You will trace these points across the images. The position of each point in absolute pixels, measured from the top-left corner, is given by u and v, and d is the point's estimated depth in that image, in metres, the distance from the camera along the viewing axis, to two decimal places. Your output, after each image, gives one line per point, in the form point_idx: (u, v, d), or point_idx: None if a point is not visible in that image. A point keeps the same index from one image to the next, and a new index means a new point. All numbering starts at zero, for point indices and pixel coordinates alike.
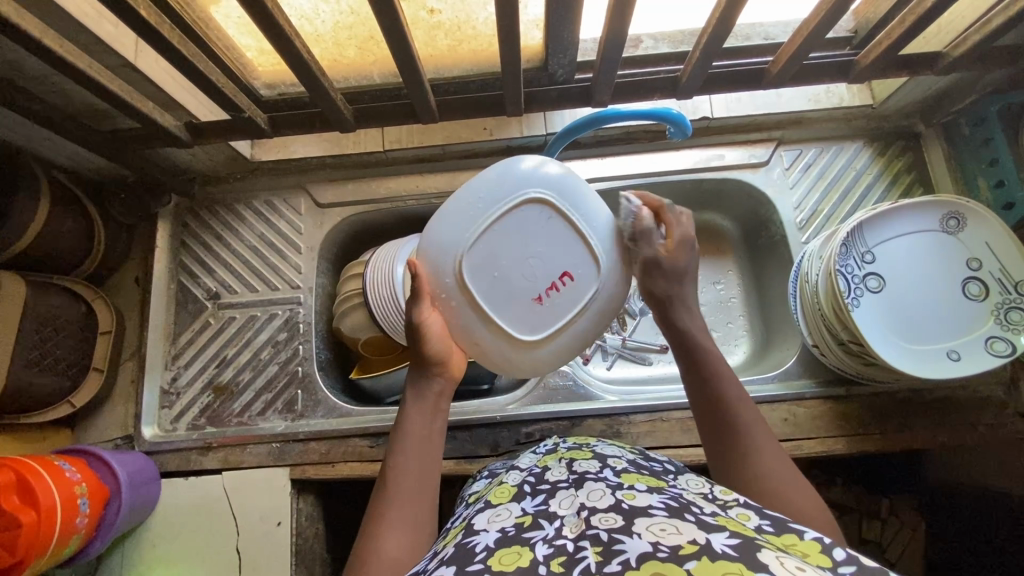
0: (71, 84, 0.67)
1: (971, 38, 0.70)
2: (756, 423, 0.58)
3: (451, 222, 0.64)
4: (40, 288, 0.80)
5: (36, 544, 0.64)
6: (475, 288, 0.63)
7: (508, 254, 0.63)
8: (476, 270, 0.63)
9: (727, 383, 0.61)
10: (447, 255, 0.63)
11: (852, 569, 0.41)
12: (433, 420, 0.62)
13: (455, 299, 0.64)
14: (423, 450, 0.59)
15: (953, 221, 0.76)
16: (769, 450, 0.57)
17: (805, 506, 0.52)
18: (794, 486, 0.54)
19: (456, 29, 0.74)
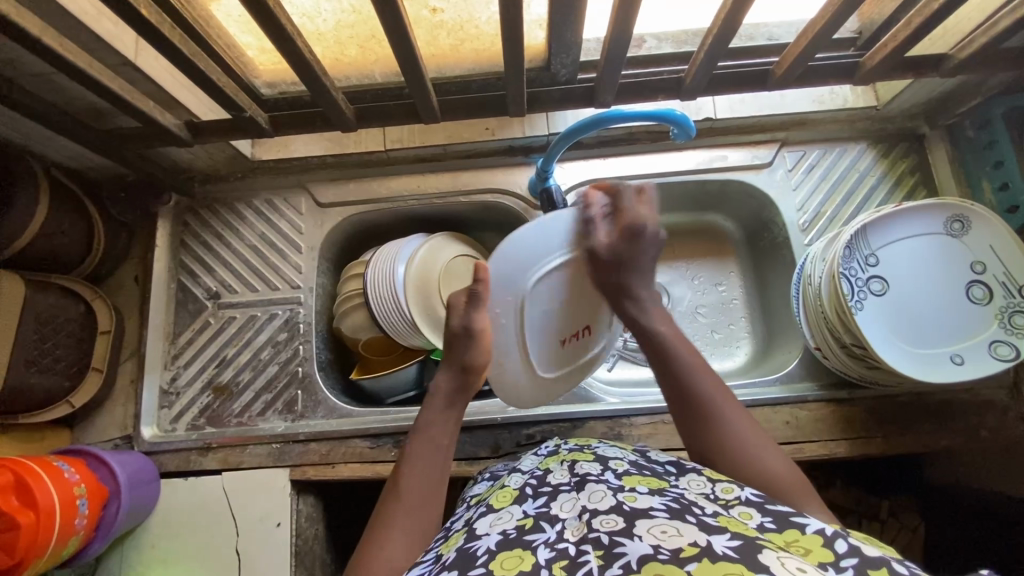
0: (70, 82, 0.67)
1: (977, 40, 0.70)
2: (719, 388, 0.64)
3: (530, 243, 0.68)
4: (40, 287, 0.79)
5: (35, 545, 0.64)
6: (528, 315, 0.72)
7: (559, 294, 0.72)
8: (534, 300, 0.71)
9: (687, 357, 0.66)
10: (517, 282, 0.69)
11: (855, 561, 0.41)
12: (451, 431, 0.67)
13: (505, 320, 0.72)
14: (439, 457, 0.64)
15: (957, 224, 0.76)
16: (735, 413, 0.62)
17: (776, 465, 0.58)
18: (762, 446, 0.59)
19: (458, 29, 0.73)
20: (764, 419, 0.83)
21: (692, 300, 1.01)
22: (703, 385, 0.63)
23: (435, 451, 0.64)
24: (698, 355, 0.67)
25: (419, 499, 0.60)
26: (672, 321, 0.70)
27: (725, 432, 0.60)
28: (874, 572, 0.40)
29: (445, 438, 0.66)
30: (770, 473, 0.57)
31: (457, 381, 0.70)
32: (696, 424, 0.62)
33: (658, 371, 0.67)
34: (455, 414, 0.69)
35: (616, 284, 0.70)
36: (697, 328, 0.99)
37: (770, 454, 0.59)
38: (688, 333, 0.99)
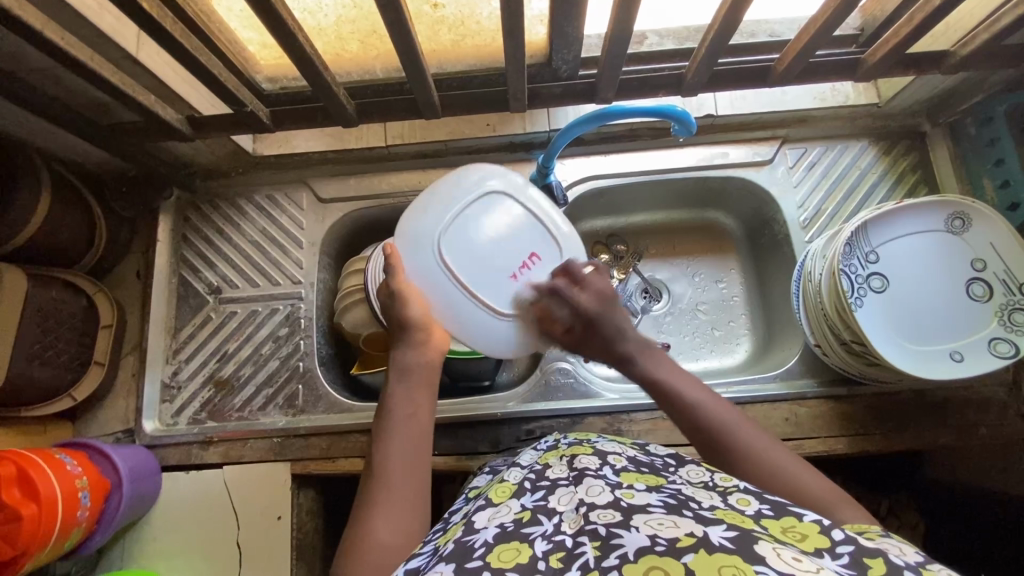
0: (73, 77, 0.67)
1: (979, 37, 0.70)
2: (732, 417, 0.61)
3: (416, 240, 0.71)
4: (42, 281, 0.80)
5: (37, 537, 0.64)
6: (455, 266, 0.70)
7: (470, 239, 0.71)
8: (454, 248, 0.70)
9: (688, 391, 0.64)
10: (427, 235, 0.70)
11: (851, 548, 0.42)
12: (418, 399, 0.65)
13: (436, 279, 0.70)
14: (409, 427, 0.62)
15: (958, 221, 0.76)
16: (753, 435, 0.60)
17: (812, 480, 0.55)
18: (796, 466, 0.57)
19: (459, 24, 0.73)
20: (764, 416, 0.84)
21: (692, 298, 1.01)
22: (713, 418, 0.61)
23: (406, 423, 0.63)
24: (699, 385, 0.65)
25: (398, 474, 0.59)
26: (670, 364, 0.68)
27: (747, 459, 0.58)
28: (869, 561, 0.41)
29: (413, 407, 0.64)
30: (809, 488, 0.55)
31: (409, 351, 0.68)
32: (723, 459, 0.59)
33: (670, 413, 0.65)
34: (424, 379, 0.66)
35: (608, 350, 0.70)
36: (698, 325, 0.99)
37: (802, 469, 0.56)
38: (688, 330, 0.99)
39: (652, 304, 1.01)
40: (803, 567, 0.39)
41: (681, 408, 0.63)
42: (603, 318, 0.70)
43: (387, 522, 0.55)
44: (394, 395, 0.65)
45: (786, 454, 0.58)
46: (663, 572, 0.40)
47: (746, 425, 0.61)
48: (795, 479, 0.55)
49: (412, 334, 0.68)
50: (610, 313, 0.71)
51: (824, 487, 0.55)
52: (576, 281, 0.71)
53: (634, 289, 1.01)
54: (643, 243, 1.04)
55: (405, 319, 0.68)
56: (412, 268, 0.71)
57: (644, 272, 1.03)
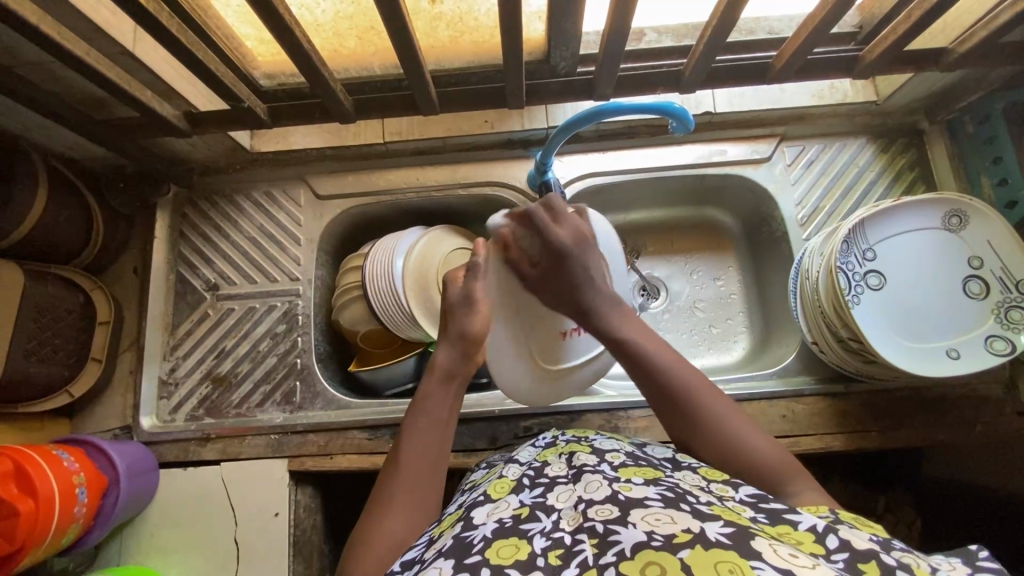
0: (69, 72, 0.67)
1: (978, 34, 0.70)
2: (695, 380, 0.62)
3: (517, 252, 0.68)
4: (39, 277, 0.80)
5: (35, 533, 0.64)
6: (528, 309, 0.71)
7: (555, 293, 0.71)
8: (535, 294, 0.71)
9: (652, 352, 0.64)
10: (521, 272, 0.69)
11: (846, 556, 0.42)
12: (449, 406, 0.65)
13: (508, 312, 0.71)
14: (436, 433, 0.62)
15: (955, 219, 0.76)
16: (714, 402, 0.61)
17: (766, 450, 0.58)
18: (749, 434, 0.59)
19: (457, 20, 0.73)
20: (761, 413, 0.84)
21: (690, 295, 1.01)
22: (671, 386, 0.62)
23: (436, 427, 0.63)
24: (667, 347, 0.65)
25: (417, 479, 0.59)
26: (636, 321, 0.67)
27: (711, 430, 0.60)
28: (864, 565, 0.41)
29: (443, 413, 0.64)
30: (764, 462, 0.57)
31: (457, 356, 0.66)
32: (679, 425, 0.61)
33: (635, 376, 0.64)
34: (457, 386, 0.66)
35: (572, 300, 0.68)
36: (695, 322, 1.00)
37: (754, 437, 0.59)
38: (686, 328, 0.99)
39: (650, 302, 1.01)
40: (799, 563, 0.39)
41: (643, 374, 0.63)
42: (571, 257, 0.67)
43: (397, 523, 0.56)
44: (428, 395, 0.64)
45: (742, 418, 0.60)
46: (661, 569, 0.40)
47: (708, 392, 0.61)
48: (750, 448, 0.58)
49: (470, 347, 0.66)
50: (582, 251, 0.68)
51: (773, 454, 0.58)
52: (556, 217, 0.69)
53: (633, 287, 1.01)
54: (641, 241, 1.04)
55: (465, 333, 0.66)
56: (499, 293, 0.70)
57: (642, 270, 1.03)
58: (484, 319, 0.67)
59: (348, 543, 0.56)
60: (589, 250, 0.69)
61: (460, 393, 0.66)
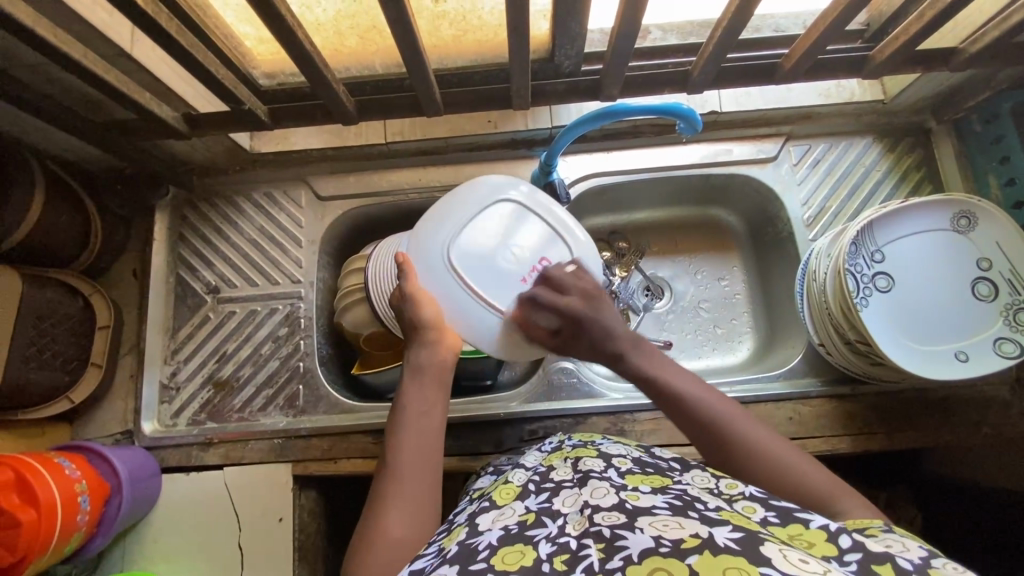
0: (65, 73, 0.65)
1: (988, 34, 0.69)
2: (728, 408, 0.63)
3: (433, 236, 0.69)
4: (38, 281, 0.78)
5: (38, 542, 0.64)
6: (465, 273, 0.69)
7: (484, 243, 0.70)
8: (464, 256, 0.69)
9: (690, 389, 0.64)
10: (436, 243, 0.69)
11: (858, 556, 0.42)
12: (431, 399, 0.65)
13: (445, 285, 0.68)
14: (421, 428, 0.63)
15: (964, 220, 0.75)
16: (756, 430, 0.60)
17: (818, 475, 0.56)
18: (798, 460, 0.58)
19: (461, 19, 0.72)
20: (767, 415, 0.83)
21: (694, 295, 1.00)
22: (719, 414, 0.61)
23: (420, 420, 0.64)
24: (701, 382, 0.65)
25: (411, 471, 0.60)
26: (662, 358, 0.69)
27: (759, 464, 0.58)
28: (878, 567, 0.41)
29: (424, 405, 0.65)
30: (818, 490, 0.56)
31: (425, 350, 0.67)
32: (722, 458, 0.60)
33: (674, 415, 0.64)
34: (435, 378, 0.67)
35: (595, 350, 0.70)
36: (700, 323, 0.99)
37: (810, 468, 0.57)
38: (690, 328, 0.99)
39: (654, 302, 1.00)
40: (810, 569, 0.39)
41: (684, 410, 0.63)
42: (585, 318, 0.69)
43: (399, 517, 0.57)
44: (406, 394, 0.66)
45: (782, 443, 0.60)
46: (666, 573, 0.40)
47: (748, 422, 0.61)
48: (798, 471, 0.57)
49: (425, 334, 0.67)
50: (597, 312, 0.69)
51: (825, 479, 0.56)
52: (561, 285, 0.69)
53: (637, 287, 1.00)
54: (645, 240, 1.03)
55: (418, 322, 0.67)
56: (425, 274, 0.69)
57: (646, 270, 1.02)
58: (427, 303, 0.67)
59: (353, 545, 0.56)
60: (601, 301, 0.71)
61: (441, 386, 0.67)
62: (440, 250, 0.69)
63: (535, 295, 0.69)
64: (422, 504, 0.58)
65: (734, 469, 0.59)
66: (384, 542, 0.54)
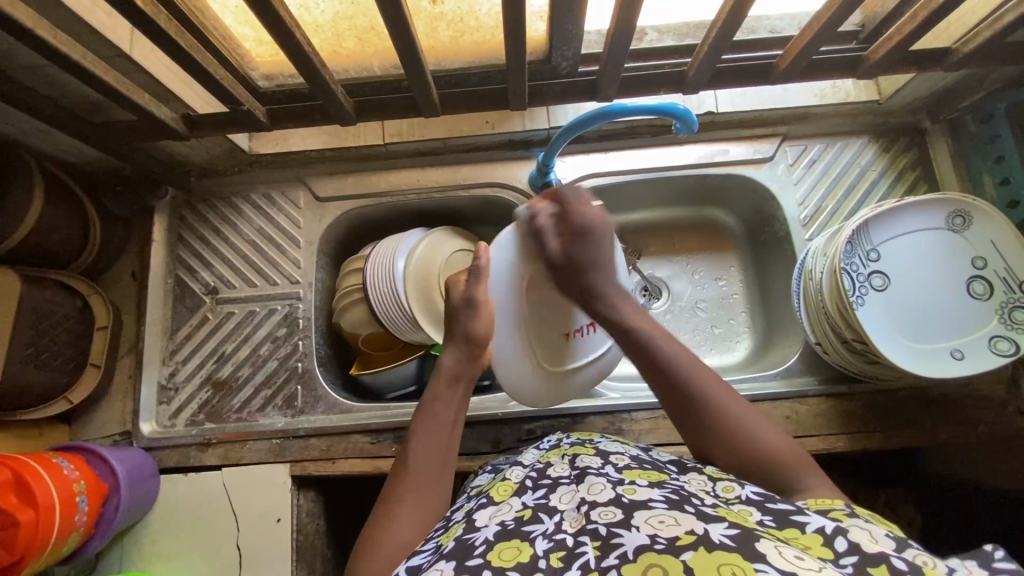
0: (64, 75, 0.66)
1: (982, 34, 0.70)
2: (706, 374, 0.62)
3: (515, 249, 0.75)
4: (38, 282, 0.79)
5: (36, 542, 0.64)
6: (527, 302, 0.76)
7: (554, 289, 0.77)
8: (532, 287, 0.76)
9: (668, 347, 0.64)
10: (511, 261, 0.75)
11: (855, 559, 0.42)
12: (456, 408, 0.68)
13: (506, 303, 0.76)
14: (444, 436, 0.65)
15: (959, 219, 0.76)
16: (722, 393, 0.61)
17: (776, 440, 0.58)
18: (758, 424, 0.59)
19: (458, 21, 0.72)
20: (765, 414, 0.84)
21: (692, 295, 1.01)
22: (690, 374, 0.61)
23: (445, 429, 0.65)
24: (677, 341, 0.65)
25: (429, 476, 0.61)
26: (645, 314, 0.68)
27: (721, 426, 0.59)
28: (873, 569, 0.41)
29: (452, 414, 0.66)
30: (776, 455, 0.57)
31: (464, 359, 0.70)
32: (685, 417, 0.61)
33: (645, 369, 0.64)
34: (462, 390, 0.69)
35: (583, 288, 0.69)
36: (697, 322, 0.99)
37: (768, 432, 0.58)
38: (688, 328, 0.99)
39: (652, 302, 1.00)
40: (804, 566, 0.39)
41: (658, 366, 0.63)
42: (594, 235, 0.70)
43: (410, 518, 0.57)
44: (437, 398, 0.67)
45: (744, 407, 0.60)
46: (663, 570, 0.40)
47: (714, 383, 0.61)
48: (758, 434, 0.58)
49: (473, 347, 0.70)
50: (602, 234, 0.70)
51: (781, 444, 0.58)
52: (579, 202, 0.71)
53: (634, 287, 1.01)
54: (643, 241, 1.04)
55: (471, 335, 0.70)
56: (494, 280, 0.76)
57: (644, 270, 1.02)
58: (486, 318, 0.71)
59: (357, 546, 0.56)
60: (608, 234, 0.71)
61: (465, 398, 0.69)
62: (516, 266, 0.75)
63: (560, 195, 0.71)
64: (430, 511, 0.59)
65: (695, 427, 0.61)
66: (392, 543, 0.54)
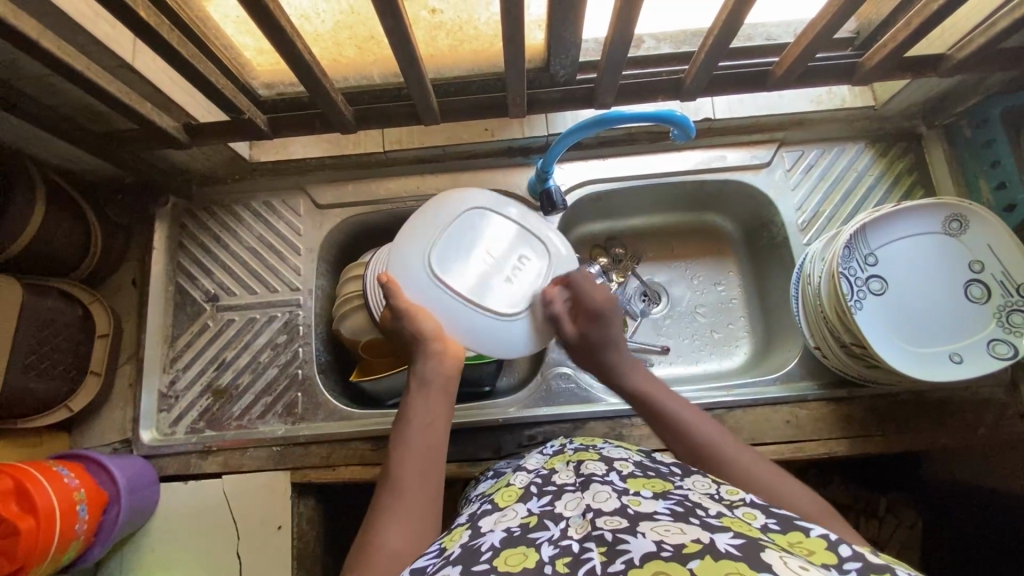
0: (67, 84, 0.66)
1: (975, 41, 0.70)
2: (724, 439, 0.63)
3: (415, 244, 0.74)
4: (40, 290, 0.79)
5: (36, 550, 0.64)
6: (450, 279, 0.73)
7: (465, 252, 0.75)
8: (444, 262, 0.74)
9: (684, 413, 0.66)
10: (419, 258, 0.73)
11: (859, 564, 0.42)
12: (435, 410, 0.66)
13: (433, 294, 0.73)
14: (427, 440, 0.63)
15: (956, 223, 0.76)
16: (741, 453, 0.62)
17: (800, 498, 0.57)
18: (781, 483, 0.58)
19: (457, 30, 0.73)
20: (766, 418, 0.84)
21: (691, 300, 1.01)
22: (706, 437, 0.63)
23: (425, 431, 0.64)
24: (695, 409, 0.67)
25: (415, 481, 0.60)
26: (662, 384, 0.71)
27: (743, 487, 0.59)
28: None
29: (430, 417, 0.65)
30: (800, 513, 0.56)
31: (428, 362, 0.69)
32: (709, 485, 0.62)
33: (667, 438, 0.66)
34: (441, 390, 0.68)
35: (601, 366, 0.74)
36: (696, 327, 1.00)
37: (791, 493, 0.58)
38: (687, 333, 0.99)
39: (651, 307, 1.01)
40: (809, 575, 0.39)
41: (680, 434, 0.65)
42: (605, 316, 0.75)
43: (401, 527, 0.55)
44: (411, 406, 0.66)
45: (768, 467, 0.60)
46: None
47: (736, 446, 0.62)
48: (779, 495, 0.57)
49: (426, 345, 0.70)
50: (613, 313, 0.76)
51: (808, 505, 0.56)
52: (586, 284, 0.76)
53: (634, 292, 1.01)
54: (641, 246, 1.04)
55: (419, 335, 0.70)
56: (409, 287, 0.73)
57: (643, 275, 1.03)
58: (419, 314, 0.71)
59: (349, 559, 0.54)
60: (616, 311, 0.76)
61: (444, 401, 0.68)
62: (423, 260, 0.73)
63: (570, 280, 0.76)
64: (423, 517, 0.57)
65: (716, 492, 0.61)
66: (383, 549, 0.53)
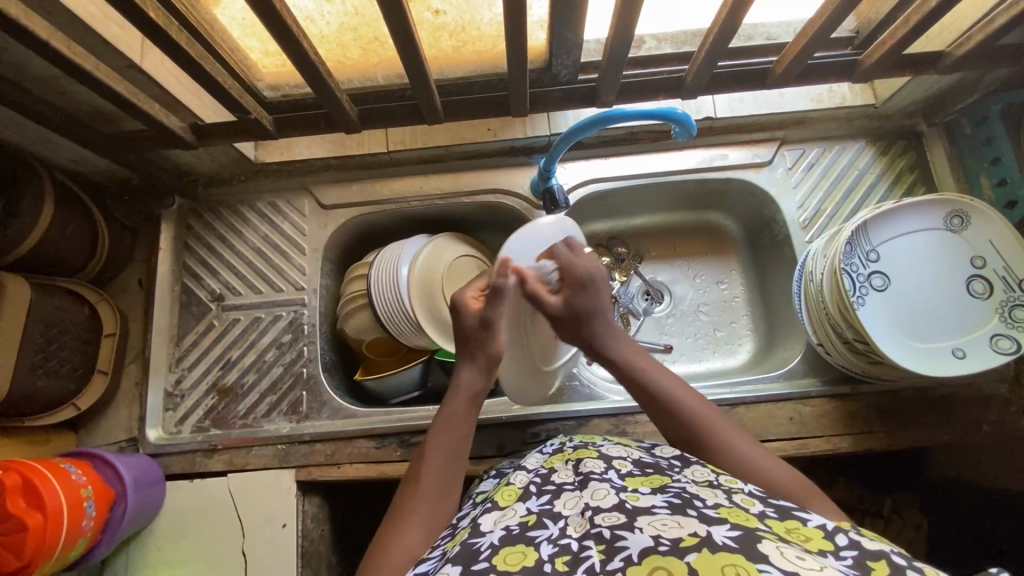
0: (76, 85, 0.67)
1: (974, 38, 0.71)
2: (710, 412, 0.65)
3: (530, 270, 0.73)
4: (48, 290, 0.80)
5: (45, 547, 0.64)
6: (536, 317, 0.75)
7: None
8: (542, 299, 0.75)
9: (666, 385, 0.67)
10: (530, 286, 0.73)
11: (855, 553, 0.43)
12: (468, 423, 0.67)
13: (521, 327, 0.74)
14: (456, 452, 0.65)
15: (957, 219, 0.77)
16: (726, 428, 0.64)
17: (778, 471, 0.60)
18: (762, 458, 0.61)
19: (460, 30, 0.74)
20: (769, 415, 0.84)
21: (694, 299, 1.01)
22: (693, 410, 0.65)
23: (457, 444, 0.65)
24: (680, 381, 0.68)
25: (438, 491, 0.62)
26: (645, 354, 0.71)
27: (726, 460, 0.61)
28: (873, 563, 0.41)
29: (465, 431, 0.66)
30: (777, 486, 0.58)
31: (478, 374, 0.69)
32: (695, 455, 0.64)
33: (651, 410, 0.68)
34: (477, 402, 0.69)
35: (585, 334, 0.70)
36: (699, 326, 1.00)
37: (772, 467, 0.60)
38: (690, 331, 1.00)
39: (654, 306, 1.01)
40: (805, 566, 0.39)
41: (664, 405, 0.66)
42: (594, 288, 0.70)
43: (419, 531, 0.58)
44: (452, 415, 0.67)
45: (750, 443, 0.63)
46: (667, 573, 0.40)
47: (721, 421, 0.64)
48: (759, 468, 0.60)
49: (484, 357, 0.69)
50: (600, 284, 0.71)
51: (785, 477, 0.59)
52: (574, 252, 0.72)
53: (636, 291, 1.01)
54: (644, 245, 1.05)
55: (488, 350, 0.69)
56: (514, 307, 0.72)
57: (645, 274, 1.03)
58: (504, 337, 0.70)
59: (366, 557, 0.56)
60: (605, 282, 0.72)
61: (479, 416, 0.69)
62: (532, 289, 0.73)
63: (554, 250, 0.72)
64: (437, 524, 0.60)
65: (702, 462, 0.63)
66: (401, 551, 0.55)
